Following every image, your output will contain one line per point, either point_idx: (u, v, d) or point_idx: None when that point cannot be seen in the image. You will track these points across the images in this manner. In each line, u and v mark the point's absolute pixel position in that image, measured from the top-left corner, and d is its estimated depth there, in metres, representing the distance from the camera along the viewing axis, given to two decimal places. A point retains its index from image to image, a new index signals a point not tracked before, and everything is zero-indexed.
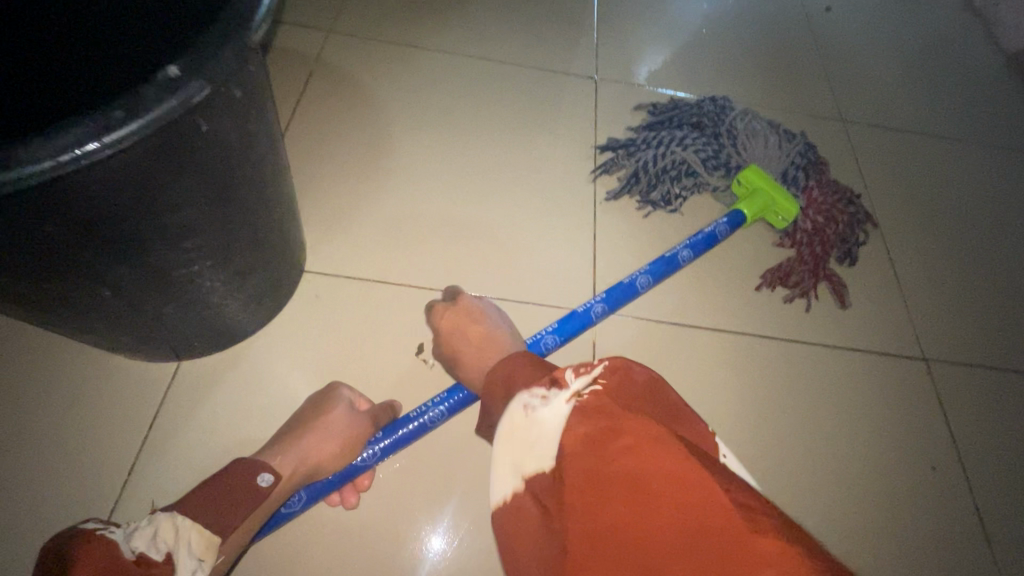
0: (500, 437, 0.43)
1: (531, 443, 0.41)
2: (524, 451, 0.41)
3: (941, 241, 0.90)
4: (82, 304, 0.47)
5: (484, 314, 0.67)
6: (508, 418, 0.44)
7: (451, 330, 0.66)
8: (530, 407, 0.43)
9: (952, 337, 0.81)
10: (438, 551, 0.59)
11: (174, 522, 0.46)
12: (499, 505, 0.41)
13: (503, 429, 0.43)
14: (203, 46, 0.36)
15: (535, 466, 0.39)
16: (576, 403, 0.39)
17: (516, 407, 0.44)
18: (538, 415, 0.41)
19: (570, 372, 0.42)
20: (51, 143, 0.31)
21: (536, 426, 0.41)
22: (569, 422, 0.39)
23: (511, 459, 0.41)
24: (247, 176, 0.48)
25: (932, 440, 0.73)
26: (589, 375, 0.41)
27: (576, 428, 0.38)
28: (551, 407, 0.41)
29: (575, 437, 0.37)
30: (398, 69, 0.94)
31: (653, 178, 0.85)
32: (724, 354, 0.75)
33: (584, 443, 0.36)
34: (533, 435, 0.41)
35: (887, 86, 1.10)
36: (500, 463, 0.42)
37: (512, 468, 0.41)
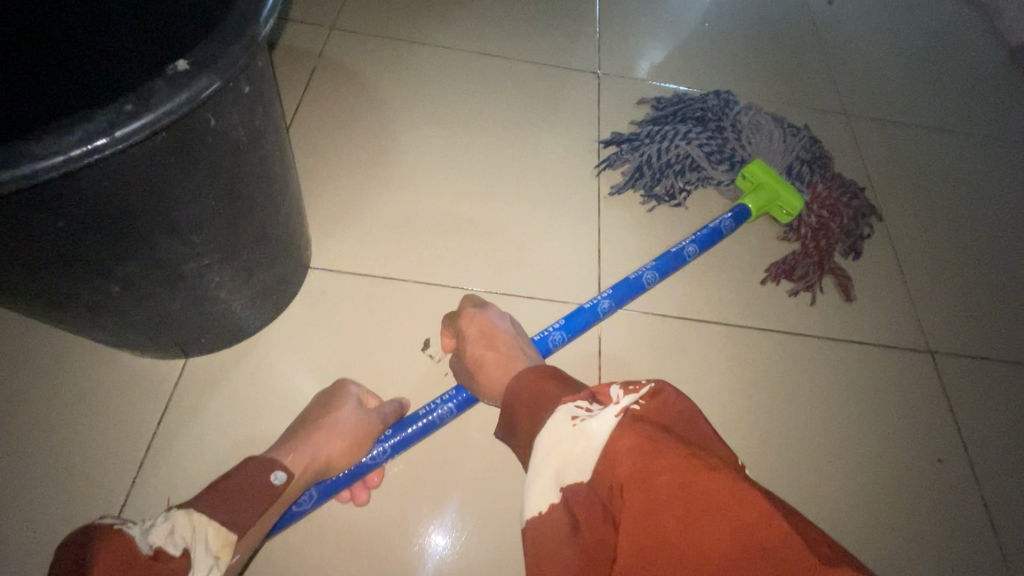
0: (543, 448, 0.45)
1: (577, 456, 0.41)
2: (569, 461, 0.42)
3: (946, 234, 0.90)
4: (91, 300, 0.47)
5: (496, 326, 0.65)
6: (553, 428, 0.45)
7: (465, 343, 0.65)
8: (577, 417, 0.44)
9: (957, 330, 0.81)
10: (444, 546, 0.59)
11: (190, 518, 0.46)
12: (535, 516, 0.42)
13: (547, 441, 0.45)
14: (210, 41, 0.35)
15: (576, 477, 0.41)
16: (621, 418, 0.40)
17: (563, 417, 0.45)
18: (587, 427, 0.42)
19: (617, 388, 0.44)
20: (62, 138, 0.31)
21: (584, 437, 0.41)
22: (614, 436, 0.39)
23: (553, 469, 0.43)
24: (255, 172, 0.48)
25: (938, 432, 0.73)
26: (637, 392, 0.43)
27: (622, 442, 0.38)
28: (600, 419, 0.42)
29: (619, 452, 0.38)
30: (401, 65, 0.94)
31: (657, 172, 0.85)
32: (730, 348, 0.75)
33: (629, 458, 0.37)
34: (581, 446, 0.41)
35: (890, 80, 1.10)
36: (540, 478, 0.44)
37: (553, 479, 0.43)
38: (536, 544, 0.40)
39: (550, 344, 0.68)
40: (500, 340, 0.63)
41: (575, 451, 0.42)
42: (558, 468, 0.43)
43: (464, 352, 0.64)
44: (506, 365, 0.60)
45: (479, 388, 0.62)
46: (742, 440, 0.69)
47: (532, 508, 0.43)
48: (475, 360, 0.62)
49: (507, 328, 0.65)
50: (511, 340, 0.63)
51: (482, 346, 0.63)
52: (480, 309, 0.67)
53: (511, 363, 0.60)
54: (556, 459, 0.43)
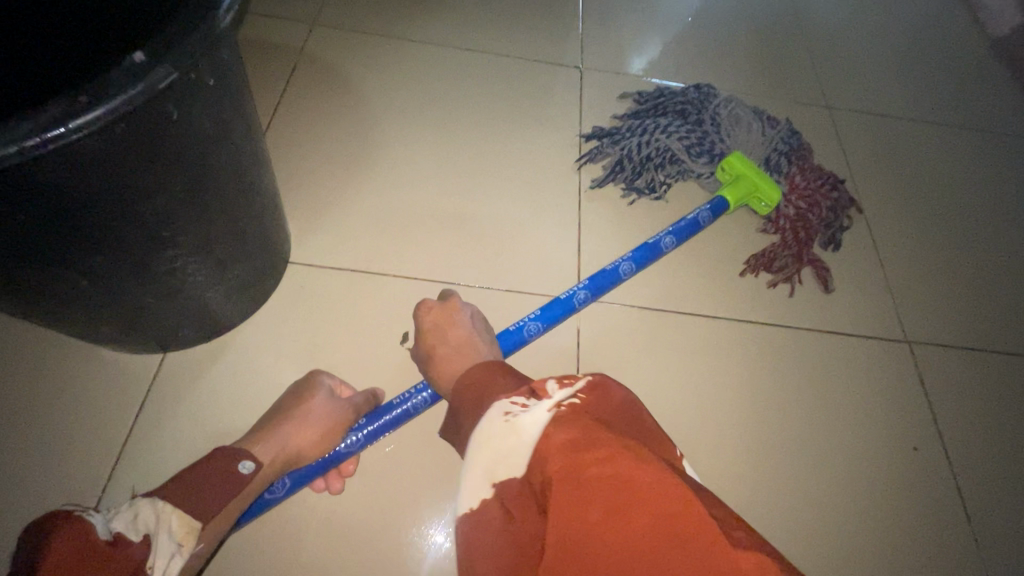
0: (476, 442, 0.45)
1: (507, 451, 0.42)
2: (500, 456, 0.42)
3: (926, 226, 0.91)
4: (61, 295, 0.47)
5: (453, 318, 0.65)
6: (487, 423, 0.45)
7: (424, 334, 0.65)
8: (510, 412, 0.44)
9: (932, 320, 0.82)
10: (440, 542, 0.59)
11: (156, 507, 0.47)
12: (465, 513, 0.41)
13: (480, 437, 0.45)
14: (168, 32, 0.36)
15: (506, 472, 0.41)
16: (558, 412, 0.41)
17: (496, 413, 0.45)
18: (519, 422, 0.43)
19: (553, 383, 0.45)
20: (15, 129, 0.31)
21: (516, 432, 0.42)
22: (547, 429, 0.40)
23: (483, 466, 0.43)
24: (224, 165, 0.48)
25: (912, 421, 0.74)
26: (573, 386, 0.44)
27: (555, 436, 0.39)
28: (532, 415, 0.42)
29: (555, 445, 0.38)
30: (382, 61, 0.94)
31: (637, 165, 0.86)
32: (708, 339, 0.76)
33: (564, 450, 0.37)
34: (512, 442, 0.42)
35: (872, 73, 1.10)
36: (472, 472, 0.43)
37: (484, 476, 0.42)
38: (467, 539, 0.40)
39: (525, 334, 0.68)
40: (453, 332, 0.64)
41: (506, 447, 0.42)
42: (489, 464, 0.42)
43: (421, 343, 0.65)
44: (460, 360, 0.60)
45: (435, 379, 0.62)
46: (718, 430, 0.70)
47: (462, 503, 0.42)
48: (431, 351, 0.64)
49: (465, 320, 0.65)
50: (468, 333, 0.63)
51: (439, 339, 0.64)
52: (440, 300, 0.68)
53: (465, 356, 0.61)
54: (487, 454, 0.43)
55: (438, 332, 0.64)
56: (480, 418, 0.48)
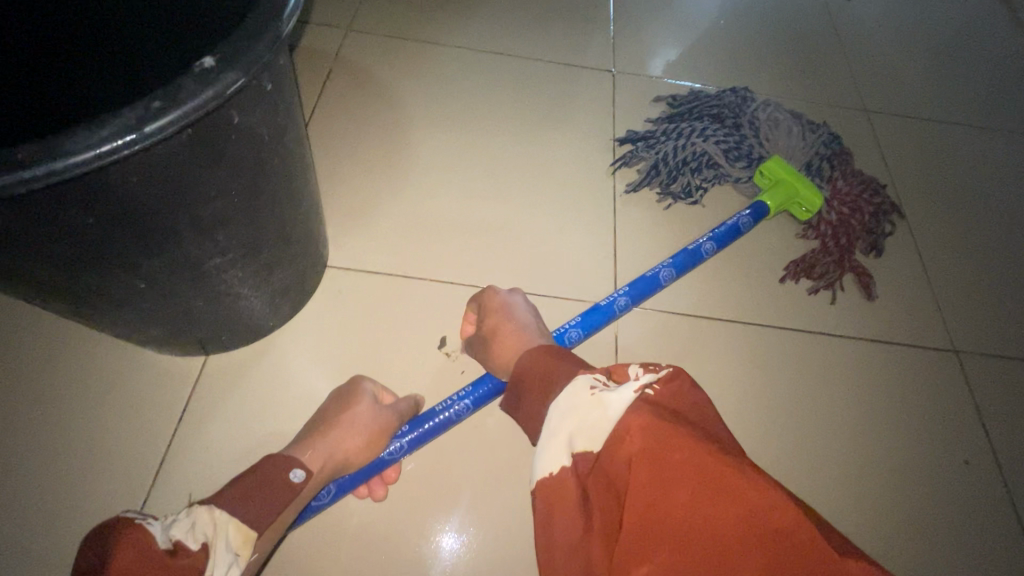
0: (559, 412, 0.43)
1: (591, 423, 0.40)
2: (584, 428, 0.41)
3: (970, 231, 0.89)
4: (117, 297, 0.47)
5: (516, 306, 0.66)
6: (571, 393, 0.44)
7: (484, 315, 0.66)
8: (595, 387, 0.43)
9: (981, 328, 0.79)
10: (451, 547, 0.59)
11: (211, 514, 0.46)
12: (544, 478, 0.41)
13: (562, 407, 0.43)
14: (235, 38, 0.36)
15: (588, 444, 0.40)
16: (639, 398, 0.40)
17: (581, 386, 0.44)
18: (605, 397, 0.41)
19: (635, 367, 0.45)
20: (92, 134, 0.31)
21: (602, 406, 0.40)
22: (628, 411, 0.39)
23: (567, 432, 0.41)
24: (277, 169, 0.49)
25: (963, 433, 0.72)
26: (654, 372, 0.43)
27: (634, 420, 0.38)
28: (620, 393, 0.41)
29: (631, 431, 0.37)
30: (416, 65, 0.95)
31: (674, 169, 0.85)
32: (749, 346, 0.74)
33: (641, 437, 0.36)
34: (598, 414, 0.40)
35: (911, 75, 1.08)
36: (553, 439, 0.42)
37: (565, 444, 0.41)
38: (542, 502, 0.39)
39: (565, 340, 0.67)
40: (518, 317, 0.64)
41: (592, 417, 0.41)
42: (571, 433, 0.41)
43: (483, 325, 0.65)
44: (521, 342, 0.60)
45: (494, 364, 0.62)
46: (761, 440, 0.68)
47: (541, 468, 0.41)
48: (491, 332, 0.63)
49: (527, 310, 0.65)
50: (527, 319, 0.64)
51: (502, 320, 0.64)
52: (503, 288, 0.69)
53: (525, 339, 0.60)
54: (572, 422, 0.42)
55: (499, 315, 0.64)
56: (559, 391, 0.46)
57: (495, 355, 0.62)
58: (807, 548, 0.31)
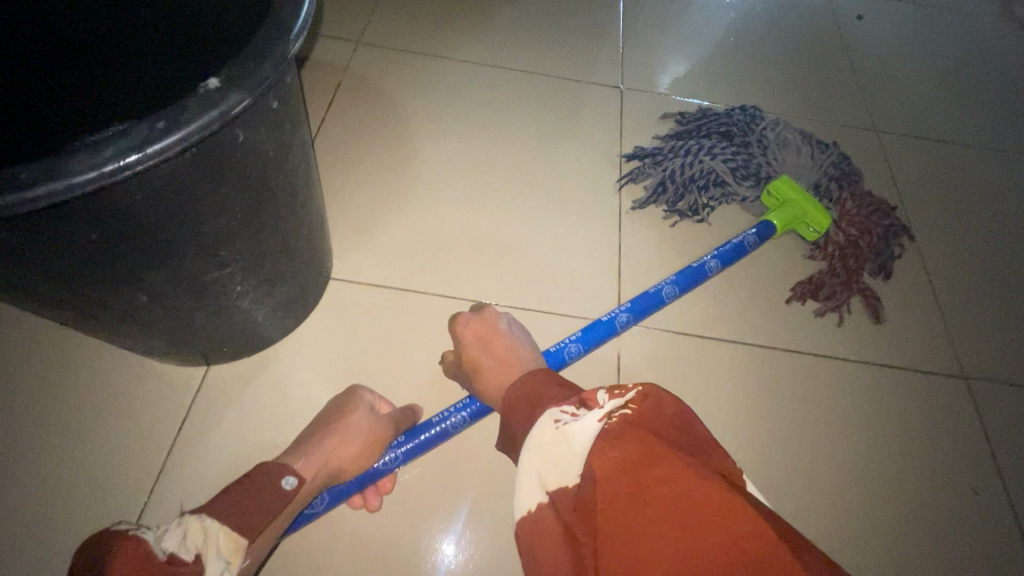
0: (529, 447, 0.46)
1: (556, 458, 0.42)
2: (551, 462, 0.43)
3: (981, 254, 0.87)
4: (118, 309, 0.47)
5: (495, 330, 0.67)
6: (537, 431, 0.46)
7: (463, 348, 0.67)
8: (560, 421, 0.45)
9: (992, 356, 0.78)
10: (452, 558, 0.58)
11: (203, 524, 0.47)
12: (523, 516, 0.43)
13: (530, 441, 0.46)
14: (241, 59, 0.36)
15: (558, 479, 0.42)
16: (609, 425, 0.41)
17: (546, 420, 0.46)
18: (568, 430, 0.43)
19: (604, 393, 0.45)
20: (97, 154, 0.32)
21: (566, 440, 0.43)
22: (597, 444, 0.40)
23: (537, 473, 0.44)
24: (280, 184, 0.49)
25: (973, 462, 0.70)
26: (621, 397, 0.43)
27: (611, 451, 0.39)
28: (582, 424, 0.43)
29: (610, 463, 0.38)
30: (425, 79, 0.95)
31: (680, 187, 0.84)
32: (752, 368, 0.73)
33: (620, 469, 0.37)
34: (563, 449, 0.42)
35: (922, 96, 1.07)
36: (526, 478, 0.44)
37: (537, 481, 0.43)
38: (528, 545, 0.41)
39: (566, 355, 0.67)
40: (498, 342, 0.65)
41: (556, 453, 0.43)
42: (540, 469, 0.43)
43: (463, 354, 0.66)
44: (507, 370, 0.62)
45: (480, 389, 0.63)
46: (763, 463, 0.67)
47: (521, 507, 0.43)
48: (475, 364, 0.64)
49: (507, 331, 0.67)
50: (510, 343, 0.65)
51: (482, 349, 0.65)
52: (477, 315, 0.70)
53: (511, 368, 0.62)
54: (538, 460, 0.44)
55: (479, 341, 0.66)
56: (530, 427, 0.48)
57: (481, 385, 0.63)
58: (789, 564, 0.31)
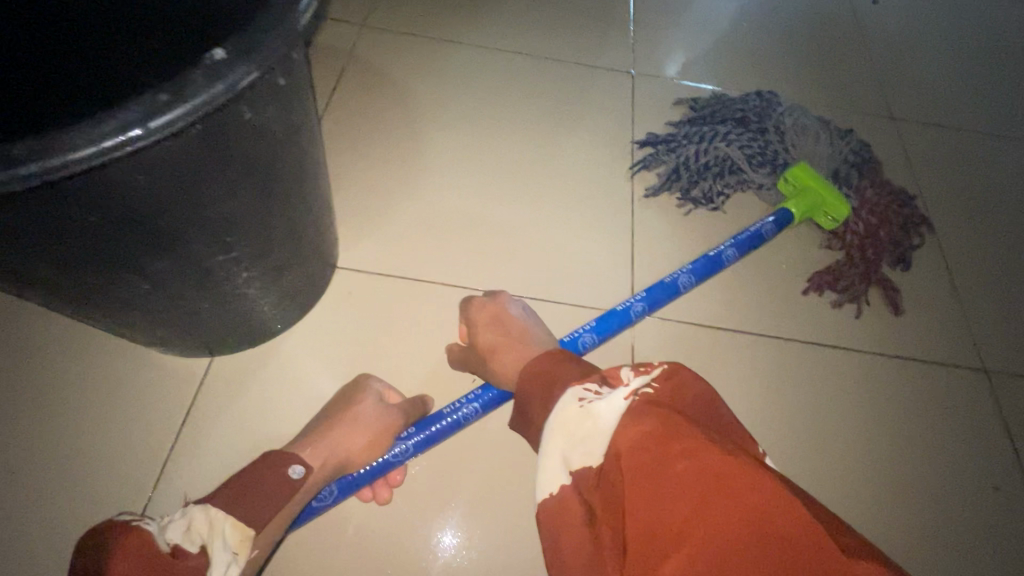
0: (552, 425, 0.44)
1: (582, 436, 0.41)
2: (576, 443, 0.41)
3: (1002, 245, 0.85)
4: (120, 298, 0.46)
5: (508, 312, 0.64)
6: (560, 409, 0.44)
7: (474, 329, 0.64)
8: (584, 399, 0.43)
9: (1013, 347, 0.76)
10: (452, 548, 0.57)
11: (208, 513, 0.45)
12: (544, 500, 0.41)
13: (552, 423, 0.44)
14: (249, 30, 0.34)
15: (582, 459, 0.40)
16: (632, 403, 0.39)
17: (569, 398, 0.44)
18: (594, 408, 0.41)
19: (628, 370, 0.44)
20: (96, 128, 0.30)
21: (591, 418, 0.41)
22: (624, 420, 0.38)
23: (559, 453, 0.42)
24: (288, 168, 0.47)
25: (994, 458, 0.68)
26: (647, 372, 0.42)
27: (635, 427, 0.37)
28: (608, 401, 0.41)
29: (632, 440, 0.36)
30: (431, 63, 0.93)
31: (695, 174, 0.82)
32: (769, 360, 0.72)
33: (642, 446, 0.36)
34: (588, 426, 0.41)
35: (940, 83, 1.05)
36: (549, 457, 0.42)
37: (561, 461, 0.41)
38: (549, 526, 0.40)
39: (580, 346, 0.65)
40: (511, 324, 0.62)
41: (581, 432, 0.41)
42: (565, 450, 0.42)
43: (475, 337, 0.63)
44: (520, 351, 0.59)
45: (492, 371, 0.61)
46: (781, 457, 0.66)
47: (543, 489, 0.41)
48: (486, 345, 0.62)
49: (519, 315, 0.64)
50: (522, 324, 0.62)
51: (495, 330, 0.62)
52: (491, 297, 0.67)
53: (523, 349, 0.59)
54: (562, 440, 0.42)
55: (492, 323, 0.63)
56: (550, 406, 0.46)
57: (493, 367, 0.60)
58: (820, 548, 0.30)
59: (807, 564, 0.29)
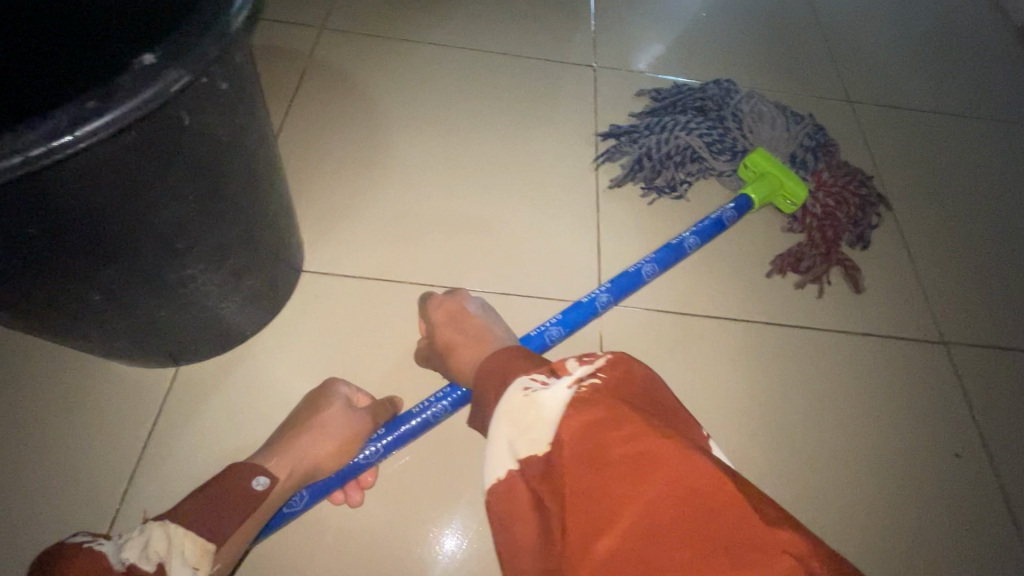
0: (499, 414, 0.44)
1: (527, 425, 0.41)
2: (521, 430, 0.41)
3: (957, 221, 0.88)
4: (69, 310, 0.45)
5: (466, 310, 0.65)
6: (506, 399, 0.44)
7: (435, 329, 0.65)
8: (531, 388, 0.43)
9: (971, 321, 0.78)
10: (450, 552, 0.57)
11: (166, 531, 0.45)
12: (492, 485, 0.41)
13: (500, 409, 0.44)
14: (180, 34, 0.34)
15: (528, 447, 0.40)
16: (576, 394, 0.40)
17: (515, 390, 0.44)
18: (538, 397, 0.41)
19: (573, 361, 0.44)
20: (18, 138, 0.29)
21: (535, 407, 0.41)
22: (567, 411, 0.39)
23: (506, 440, 0.42)
24: (235, 173, 0.46)
25: (955, 427, 0.70)
26: (592, 363, 0.43)
27: (577, 418, 0.38)
28: (552, 391, 0.41)
29: (573, 431, 0.37)
30: (393, 64, 0.93)
31: (657, 164, 0.84)
32: (735, 343, 0.73)
33: (581, 435, 0.37)
34: (532, 416, 0.41)
35: (894, 66, 1.07)
36: (497, 443, 0.42)
37: (508, 448, 0.41)
38: (498, 512, 0.40)
39: (547, 339, 0.66)
40: (469, 323, 0.63)
41: (525, 420, 0.41)
42: (511, 437, 0.41)
43: (436, 336, 0.64)
44: (477, 350, 0.60)
45: (454, 369, 0.61)
46: (749, 437, 0.67)
47: (490, 476, 0.41)
48: (446, 343, 0.63)
49: (477, 312, 0.65)
50: (480, 322, 0.63)
51: (452, 330, 0.63)
52: (449, 295, 0.67)
53: (482, 347, 0.60)
54: (508, 428, 0.42)
55: (450, 324, 0.64)
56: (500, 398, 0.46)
57: (453, 365, 0.62)
58: (745, 517, 0.31)
59: (731, 534, 0.31)
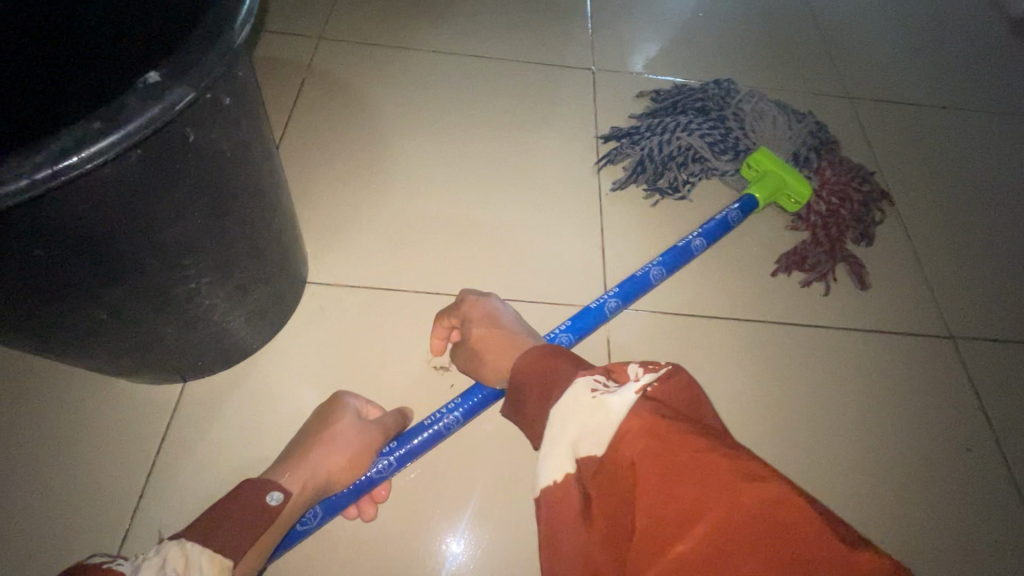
0: (561, 416, 0.42)
1: (594, 427, 0.39)
2: (588, 431, 0.40)
3: (961, 215, 0.88)
4: (75, 329, 0.45)
5: (498, 314, 0.63)
6: (570, 398, 0.43)
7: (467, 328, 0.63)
8: (596, 390, 0.42)
9: (977, 314, 0.78)
10: (458, 554, 0.57)
11: (183, 549, 0.44)
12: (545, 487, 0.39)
13: (563, 410, 0.43)
14: (184, 49, 0.34)
15: (591, 450, 0.39)
16: (641, 398, 0.38)
17: (580, 389, 0.43)
18: (606, 399, 0.40)
19: (634, 366, 0.42)
20: (27, 160, 0.29)
21: (603, 409, 0.39)
22: (630, 413, 0.38)
23: (570, 441, 0.40)
24: (241, 187, 0.46)
25: (966, 421, 0.70)
26: (655, 372, 0.41)
27: (640, 421, 0.37)
28: (621, 394, 0.40)
29: (636, 434, 0.36)
30: (391, 72, 0.92)
31: (659, 165, 0.84)
32: (743, 343, 0.73)
33: (646, 440, 0.36)
34: (600, 418, 0.39)
35: (891, 61, 1.07)
36: (558, 445, 0.41)
37: (570, 450, 0.40)
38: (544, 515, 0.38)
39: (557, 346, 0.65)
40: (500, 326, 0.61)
41: (593, 422, 0.40)
42: (576, 438, 0.40)
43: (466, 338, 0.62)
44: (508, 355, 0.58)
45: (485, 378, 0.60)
46: (761, 438, 0.67)
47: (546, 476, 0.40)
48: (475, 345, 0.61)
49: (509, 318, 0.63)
50: (512, 327, 0.61)
51: (485, 332, 0.61)
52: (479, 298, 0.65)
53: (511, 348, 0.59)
54: (574, 431, 0.41)
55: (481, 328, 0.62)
56: (558, 397, 0.45)
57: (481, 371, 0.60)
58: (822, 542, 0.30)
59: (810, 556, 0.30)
